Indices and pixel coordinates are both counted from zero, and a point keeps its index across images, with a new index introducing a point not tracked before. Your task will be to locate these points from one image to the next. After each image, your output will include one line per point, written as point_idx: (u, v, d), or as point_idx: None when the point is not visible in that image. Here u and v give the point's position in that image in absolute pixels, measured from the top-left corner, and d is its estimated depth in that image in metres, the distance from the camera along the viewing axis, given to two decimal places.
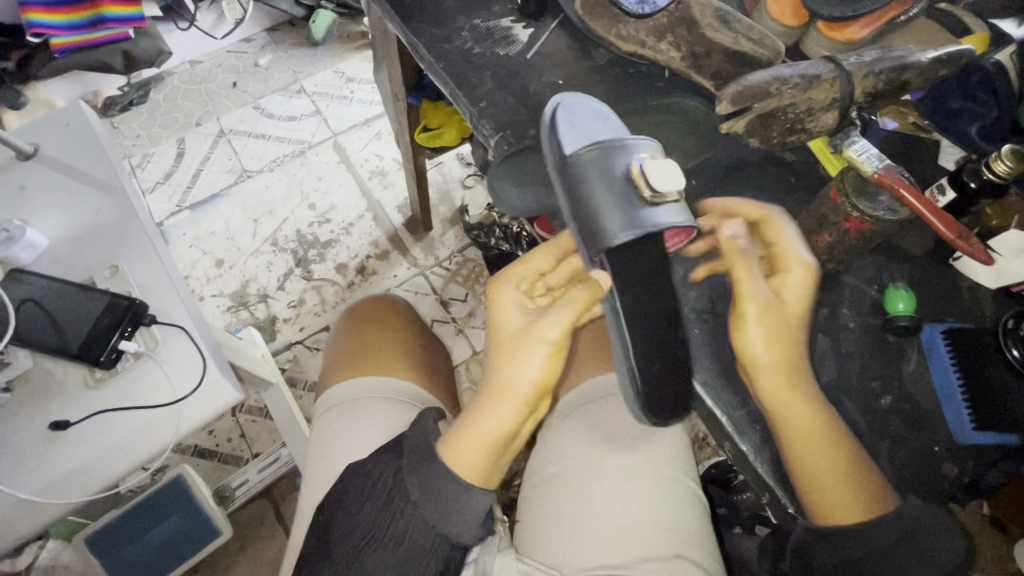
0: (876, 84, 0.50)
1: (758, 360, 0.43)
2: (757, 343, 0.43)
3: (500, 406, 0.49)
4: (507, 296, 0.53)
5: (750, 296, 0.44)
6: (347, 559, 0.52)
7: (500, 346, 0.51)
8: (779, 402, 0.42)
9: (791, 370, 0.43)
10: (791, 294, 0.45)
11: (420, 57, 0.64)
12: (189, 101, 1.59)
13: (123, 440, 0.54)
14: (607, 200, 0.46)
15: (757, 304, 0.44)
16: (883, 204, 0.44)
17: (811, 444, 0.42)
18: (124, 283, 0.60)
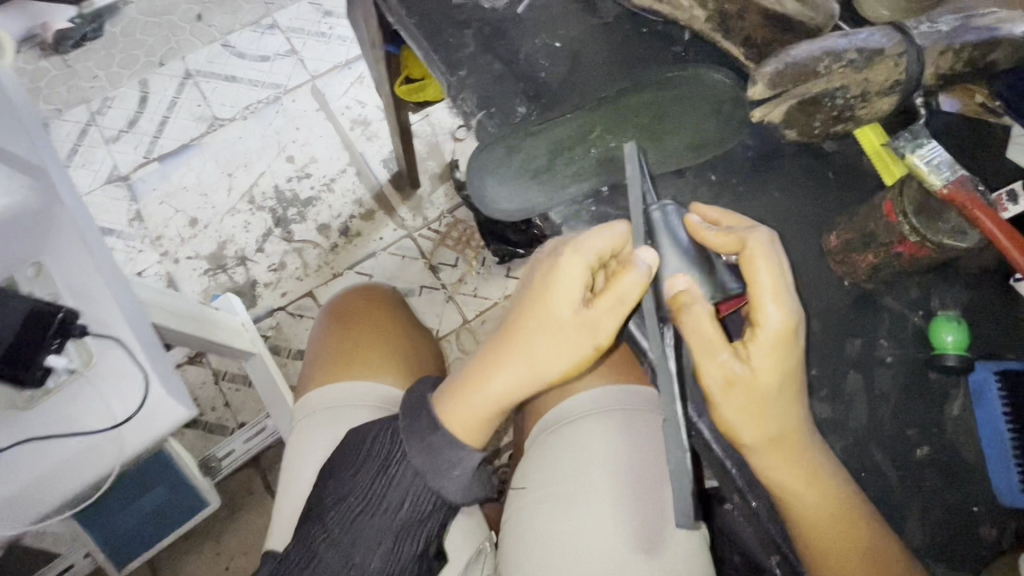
0: (954, 63, 0.40)
1: (736, 433, 0.37)
2: (731, 414, 0.37)
3: (517, 383, 0.44)
4: (573, 268, 0.40)
5: (708, 370, 0.37)
6: (342, 524, 0.50)
7: (538, 325, 0.41)
8: (774, 468, 0.37)
9: (797, 438, 0.37)
10: (760, 365, 0.36)
11: (390, 8, 0.53)
12: (149, 36, 1.42)
13: (62, 466, 0.49)
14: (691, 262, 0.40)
15: (718, 380, 0.37)
16: (949, 225, 0.36)
17: (820, 502, 0.37)
18: (51, 286, 0.53)
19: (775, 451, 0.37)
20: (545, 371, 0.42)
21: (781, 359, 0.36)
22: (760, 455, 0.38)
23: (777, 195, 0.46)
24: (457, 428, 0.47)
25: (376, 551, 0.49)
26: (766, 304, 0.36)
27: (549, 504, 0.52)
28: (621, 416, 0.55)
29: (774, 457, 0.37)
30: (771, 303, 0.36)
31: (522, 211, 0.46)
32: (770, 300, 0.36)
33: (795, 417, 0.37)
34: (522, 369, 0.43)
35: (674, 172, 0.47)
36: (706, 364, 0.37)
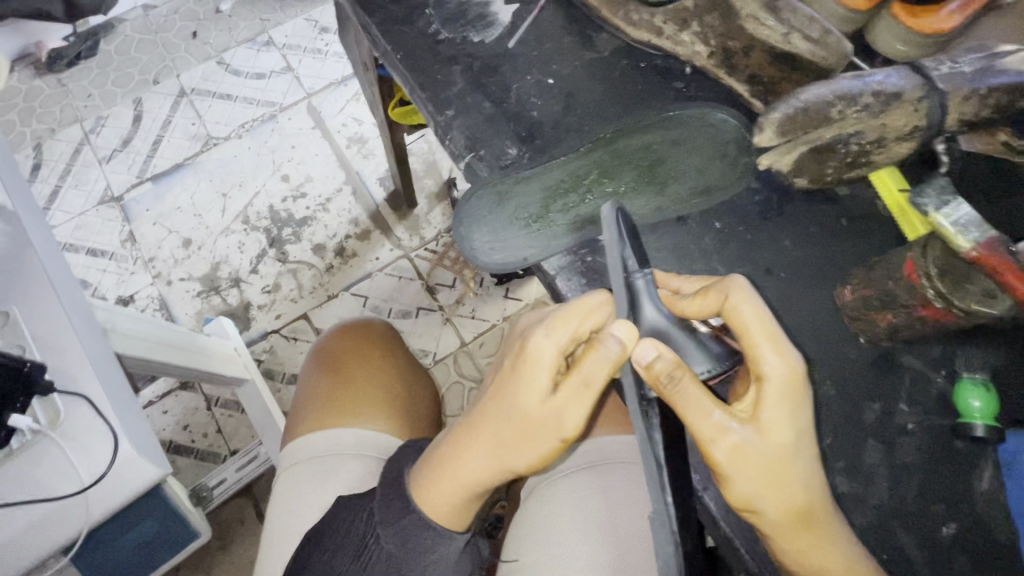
0: (979, 110, 0.37)
1: (757, 508, 0.33)
2: (749, 494, 0.33)
3: (483, 469, 0.41)
4: (544, 350, 0.37)
5: (716, 440, 0.33)
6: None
7: (503, 413, 0.38)
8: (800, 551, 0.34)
9: (817, 514, 0.33)
10: (769, 424, 0.33)
11: (374, 42, 0.50)
12: (144, 54, 1.40)
13: (26, 532, 0.46)
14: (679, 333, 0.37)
15: (727, 450, 0.33)
16: (976, 291, 0.33)
17: None
18: (17, 336, 0.49)
19: (796, 529, 0.33)
20: (512, 462, 0.39)
21: (792, 415, 0.33)
22: (780, 534, 0.34)
23: (786, 243, 0.43)
24: (431, 510, 0.45)
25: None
26: (764, 357, 0.33)
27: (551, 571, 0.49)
28: (621, 469, 0.53)
29: (797, 535, 0.33)
30: (768, 357, 0.33)
31: (514, 263, 0.42)
32: (766, 353, 0.33)
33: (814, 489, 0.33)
34: (490, 457, 0.40)
35: (676, 220, 0.44)
36: (714, 434, 0.33)
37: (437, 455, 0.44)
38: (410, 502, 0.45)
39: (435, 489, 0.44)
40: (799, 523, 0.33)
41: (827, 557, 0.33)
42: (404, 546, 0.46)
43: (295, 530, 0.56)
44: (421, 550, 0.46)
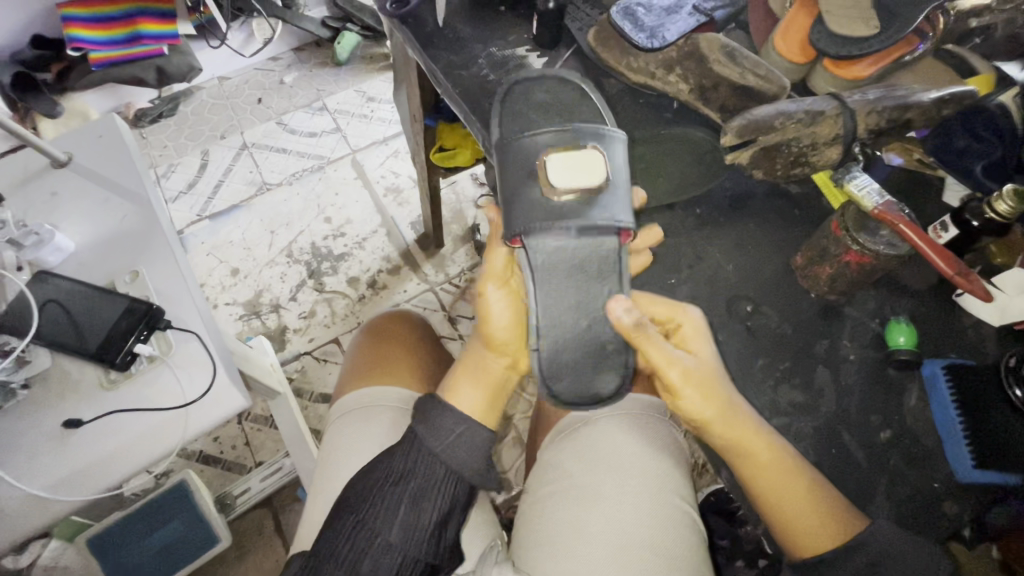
0: (879, 121, 0.51)
1: (699, 415, 0.47)
2: (694, 404, 0.47)
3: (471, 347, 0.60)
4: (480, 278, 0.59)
5: (669, 363, 0.48)
6: (367, 499, 0.54)
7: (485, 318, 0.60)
8: (741, 448, 0.46)
9: (744, 425, 0.46)
10: (695, 349, 0.48)
11: (437, 82, 0.66)
12: (215, 115, 1.57)
13: (133, 440, 0.56)
14: (516, 192, 0.48)
15: (678, 373, 0.48)
16: (883, 239, 0.46)
17: (780, 471, 0.45)
18: (144, 288, 0.63)
19: (723, 428, 0.46)
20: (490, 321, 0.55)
21: (701, 335, 0.49)
22: (721, 432, 0.46)
23: (751, 225, 0.55)
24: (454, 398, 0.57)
25: (395, 519, 0.53)
26: (677, 310, 0.50)
27: (553, 497, 0.58)
28: (625, 420, 0.61)
29: (726, 426, 0.46)
30: (673, 312, 0.50)
31: None
32: (669, 310, 0.50)
33: (721, 400, 0.47)
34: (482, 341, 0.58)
35: (666, 207, 0.57)
36: (666, 359, 0.48)
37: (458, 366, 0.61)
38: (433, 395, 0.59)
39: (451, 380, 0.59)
40: (723, 424, 0.46)
41: (759, 448, 0.45)
42: (432, 434, 0.55)
43: (344, 470, 0.63)
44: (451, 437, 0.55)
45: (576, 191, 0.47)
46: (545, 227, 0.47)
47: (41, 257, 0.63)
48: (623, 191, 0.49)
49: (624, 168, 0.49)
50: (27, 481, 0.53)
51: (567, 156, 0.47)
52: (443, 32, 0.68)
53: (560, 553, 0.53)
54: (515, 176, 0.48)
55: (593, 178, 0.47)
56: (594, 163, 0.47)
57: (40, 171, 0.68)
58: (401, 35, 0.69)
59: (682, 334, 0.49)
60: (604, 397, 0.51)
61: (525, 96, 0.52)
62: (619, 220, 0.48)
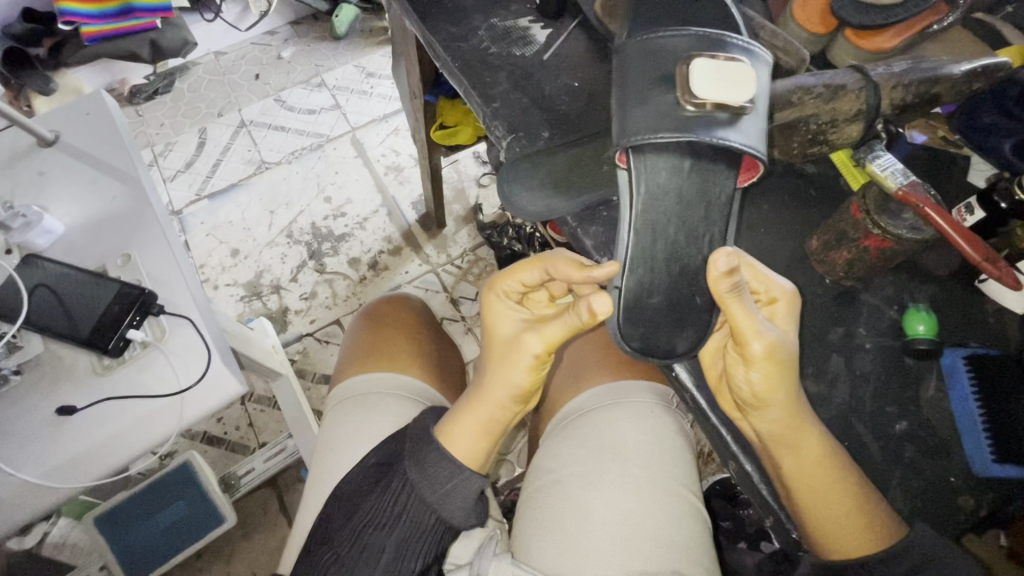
0: (905, 96, 0.49)
1: (768, 404, 0.42)
2: (757, 383, 0.42)
3: (489, 401, 0.52)
4: (501, 309, 0.54)
5: (756, 334, 0.42)
6: (349, 540, 0.53)
7: (500, 355, 0.53)
8: (787, 448, 0.42)
9: (795, 419, 0.42)
10: (783, 326, 0.44)
11: (437, 55, 0.63)
12: (212, 91, 1.53)
13: (128, 428, 0.55)
14: (643, 92, 0.45)
15: (763, 343, 0.42)
16: (906, 222, 0.43)
17: (821, 474, 0.42)
18: (136, 272, 0.61)
19: (780, 411, 0.42)
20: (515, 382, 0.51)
21: (793, 314, 0.45)
22: (774, 430, 0.42)
23: (765, 207, 0.53)
24: (465, 457, 0.53)
25: (378, 565, 0.52)
26: (771, 284, 0.45)
27: (555, 487, 0.57)
28: (627, 408, 0.60)
29: (790, 424, 0.42)
30: (770, 285, 0.45)
31: (543, 214, 0.54)
32: (766, 281, 0.45)
33: (786, 389, 0.42)
34: (495, 392, 0.52)
35: None
36: (754, 328, 0.42)
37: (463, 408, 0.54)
38: (432, 437, 0.54)
39: (455, 429, 0.53)
40: (784, 407, 0.42)
41: (808, 448, 0.42)
42: (421, 472, 0.53)
43: (344, 458, 0.62)
44: (440, 483, 0.53)
45: (717, 106, 0.43)
46: (669, 141, 0.43)
47: (30, 240, 0.61)
48: (761, 118, 0.45)
49: (764, 98, 0.45)
50: (19, 468, 0.53)
51: (714, 69, 0.43)
52: (443, 2, 0.65)
53: (567, 543, 0.52)
54: (647, 83, 0.45)
55: (738, 99, 0.43)
56: (742, 79, 0.43)
57: (27, 150, 0.66)
58: (399, 6, 0.66)
59: (775, 309, 0.45)
60: (677, 354, 0.46)
61: (665, 10, 0.49)
62: (749, 148, 0.44)
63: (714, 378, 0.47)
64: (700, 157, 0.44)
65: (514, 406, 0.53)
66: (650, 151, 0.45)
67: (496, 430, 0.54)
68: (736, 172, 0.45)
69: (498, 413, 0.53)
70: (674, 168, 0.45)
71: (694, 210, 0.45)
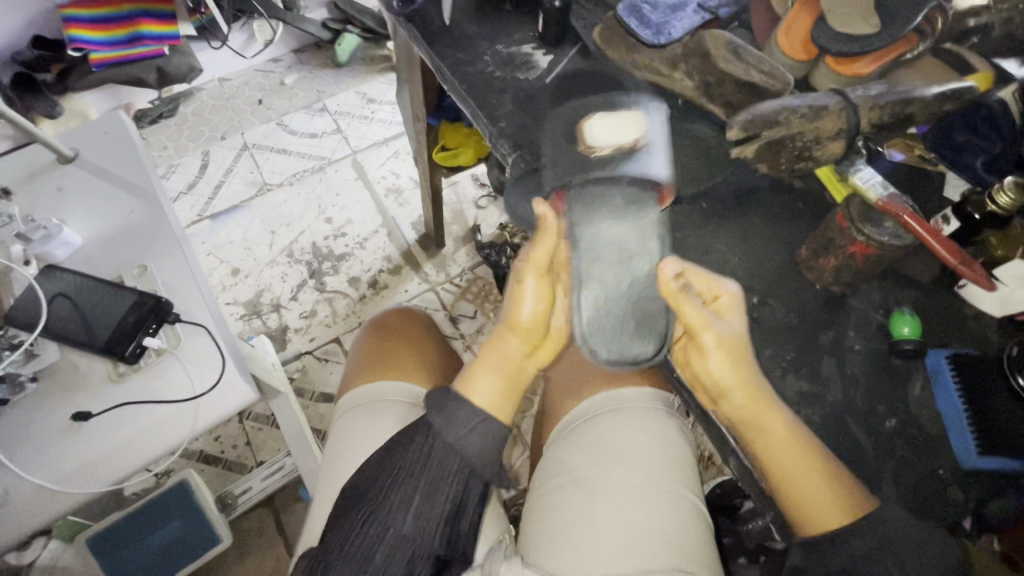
0: (881, 116, 0.53)
1: (729, 392, 0.45)
2: (717, 370, 0.45)
3: (499, 338, 0.55)
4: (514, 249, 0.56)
5: (704, 326, 0.46)
6: (377, 497, 0.53)
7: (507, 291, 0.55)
8: (767, 437, 0.44)
9: (762, 397, 0.45)
10: (731, 319, 0.47)
11: (444, 79, 0.66)
12: (216, 115, 1.57)
13: (142, 433, 0.56)
14: (559, 149, 0.53)
15: (715, 336, 0.45)
16: (888, 230, 0.47)
17: (797, 460, 0.44)
18: (151, 282, 0.63)
19: (742, 397, 0.45)
20: (516, 312, 0.53)
21: (737, 308, 0.48)
22: (747, 417, 0.45)
23: (756, 220, 0.56)
24: (479, 397, 0.54)
25: (408, 515, 0.53)
26: (715, 286, 0.49)
27: (559, 492, 0.58)
28: (628, 414, 0.62)
29: (762, 410, 0.45)
30: (712, 285, 0.49)
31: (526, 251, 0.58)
32: (710, 283, 0.49)
33: (746, 371, 0.45)
34: (505, 328, 0.55)
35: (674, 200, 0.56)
36: (703, 320, 0.46)
37: (477, 358, 0.57)
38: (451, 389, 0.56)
39: (467, 372, 0.56)
40: (743, 391, 0.45)
41: (782, 431, 0.44)
42: (441, 416, 0.54)
43: (353, 463, 0.63)
44: (459, 425, 0.53)
45: (614, 148, 0.51)
46: (586, 175, 0.51)
47: (49, 251, 0.63)
48: (660, 152, 0.52)
49: (662, 137, 0.52)
50: (35, 473, 0.53)
51: (606, 118, 0.52)
52: (449, 30, 0.69)
53: (565, 536, 0.54)
54: (560, 142, 0.54)
55: (629, 140, 0.51)
56: (632, 123, 0.52)
57: (46, 167, 0.69)
58: (407, 34, 0.70)
59: (721, 304, 0.48)
60: (644, 359, 0.49)
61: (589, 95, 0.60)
62: (655, 174, 0.50)
63: (688, 378, 0.49)
64: (618, 185, 0.51)
65: (526, 342, 0.54)
66: (576, 187, 0.51)
67: (511, 371, 0.55)
68: (655, 197, 0.51)
69: (511, 349, 0.55)
70: (598, 201, 0.51)
71: (628, 237, 0.50)
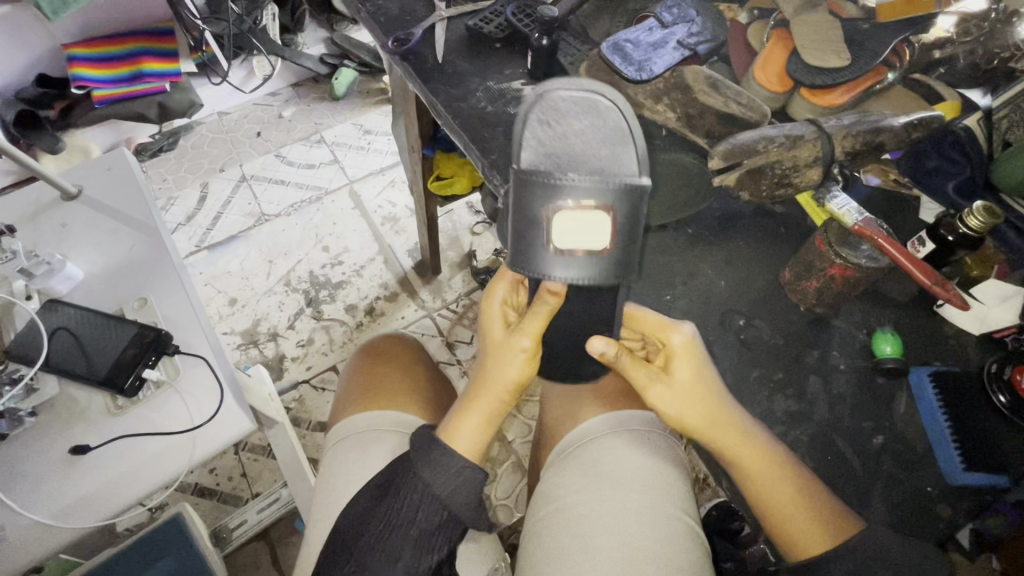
0: (854, 144, 0.55)
1: (687, 429, 0.50)
2: (672, 418, 0.50)
3: (484, 395, 0.57)
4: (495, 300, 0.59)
5: (650, 390, 0.51)
6: (366, 549, 0.55)
7: (494, 351, 0.57)
8: (740, 464, 0.48)
9: (730, 425, 0.48)
10: (682, 372, 0.49)
11: (438, 114, 0.69)
12: (216, 148, 1.60)
13: (139, 467, 0.56)
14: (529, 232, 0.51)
15: (660, 395, 0.51)
16: (864, 252, 0.49)
17: (775, 478, 0.46)
18: (151, 314, 0.64)
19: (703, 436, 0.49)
20: (505, 374, 0.56)
21: (692, 352, 0.50)
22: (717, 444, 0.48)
23: (741, 244, 0.58)
24: (462, 446, 0.56)
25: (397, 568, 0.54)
26: (668, 330, 0.51)
27: (556, 516, 0.58)
28: (623, 436, 0.62)
29: (735, 441, 0.48)
30: (665, 331, 0.51)
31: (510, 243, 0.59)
32: (664, 330, 0.51)
33: (704, 413, 0.49)
34: (493, 386, 0.56)
35: (659, 227, 0.58)
36: (648, 384, 0.52)
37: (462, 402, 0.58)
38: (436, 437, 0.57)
39: (451, 417, 0.58)
40: (704, 432, 0.49)
41: (753, 455, 0.47)
42: (427, 469, 0.55)
43: (341, 493, 0.63)
44: (448, 477, 0.55)
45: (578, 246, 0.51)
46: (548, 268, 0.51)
47: (51, 285, 0.64)
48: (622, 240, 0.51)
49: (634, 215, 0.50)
50: (32, 508, 0.53)
51: (577, 215, 0.50)
52: (442, 68, 0.72)
53: (563, 559, 0.55)
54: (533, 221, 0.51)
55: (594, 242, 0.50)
56: (596, 224, 0.50)
57: (50, 204, 0.70)
58: (402, 71, 0.73)
59: (672, 352, 0.50)
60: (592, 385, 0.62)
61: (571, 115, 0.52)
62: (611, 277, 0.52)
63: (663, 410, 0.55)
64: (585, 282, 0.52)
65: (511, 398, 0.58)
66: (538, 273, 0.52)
67: (493, 420, 0.57)
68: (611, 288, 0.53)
69: (500, 404, 0.57)
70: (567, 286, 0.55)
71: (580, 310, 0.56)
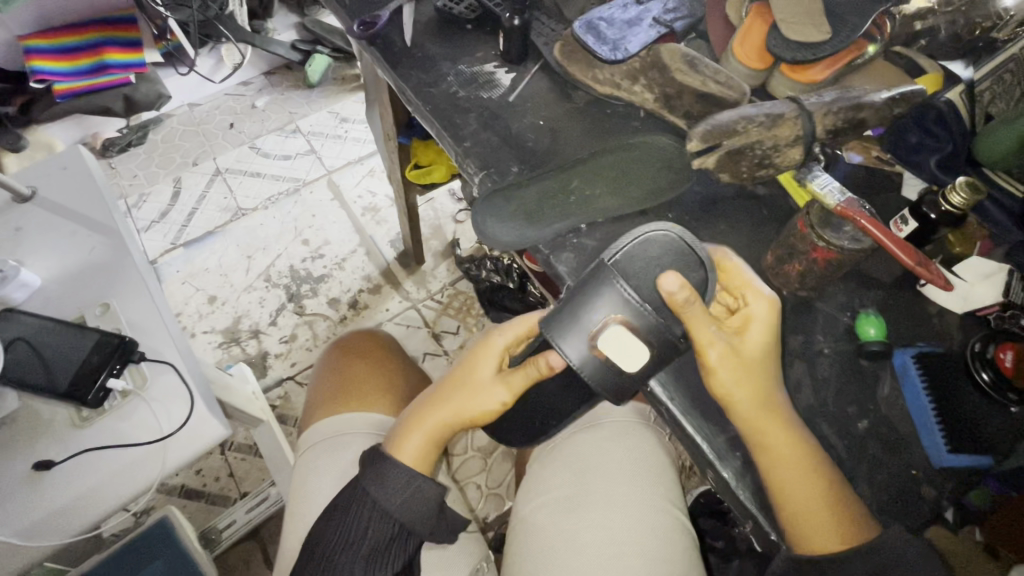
0: (835, 122, 0.54)
1: (733, 397, 0.44)
2: (729, 384, 0.44)
3: (442, 419, 0.54)
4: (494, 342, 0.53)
5: (711, 343, 0.44)
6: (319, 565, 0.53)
7: (468, 387, 0.53)
8: (767, 453, 0.44)
9: (775, 409, 0.44)
10: (756, 333, 0.45)
11: (409, 100, 0.66)
12: (187, 141, 1.55)
13: (106, 480, 0.54)
14: (579, 319, 0.46)
15: (721, 351, 0.44)
16: (847, 234, 0.48)
17: (793, 461, 0.43)
18: (115, 320, 0.61)
19: (750, 410, 0.44)
20: (466, 409, 0.53)
21: (769, 312, 0.46)
22: (754, 423, 0.44)
23: (722, 228, 0.56)
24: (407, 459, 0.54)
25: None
26: (751, 289, 0.46)
27: (543, 512, 0.58)
28: (610, 429, 0.62)
29: (773, 425, 0.44)
30: (747, 285, 0.47)
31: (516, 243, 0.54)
32: (743, 287, 0.47)
33: (754, 381, 0.44)
34: (451, 413, 0.53)
35: (640, 213, 0.56)
36: (711, 338, 0.44)
37: (415, 415, 0.55)
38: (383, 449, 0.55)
39: (402, 427, 0.55)
40: (751, 407, 0.44)
41: (787, 439, 0.43)
42: (376, 483, 0.54)
43: (315, 501, 0.62)
44: (399, 488, 0.53)
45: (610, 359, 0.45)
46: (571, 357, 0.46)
47: (6, 294, 0.61)
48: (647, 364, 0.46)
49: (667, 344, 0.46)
50: None
51: (626, 336, 0.45)
52: (412, 52, 0.69)
53: (549, 554, 0.54)
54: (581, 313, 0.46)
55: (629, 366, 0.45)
56: (635, 349, 0.45)
57: (3, 207, 0.67)
58: (370, 57, 0.69)
59: (750, 310, 0.46)
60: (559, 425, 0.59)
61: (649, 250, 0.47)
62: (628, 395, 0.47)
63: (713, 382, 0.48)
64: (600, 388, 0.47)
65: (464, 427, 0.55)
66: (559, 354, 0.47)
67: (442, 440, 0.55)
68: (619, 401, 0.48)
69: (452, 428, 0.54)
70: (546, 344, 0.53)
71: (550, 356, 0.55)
